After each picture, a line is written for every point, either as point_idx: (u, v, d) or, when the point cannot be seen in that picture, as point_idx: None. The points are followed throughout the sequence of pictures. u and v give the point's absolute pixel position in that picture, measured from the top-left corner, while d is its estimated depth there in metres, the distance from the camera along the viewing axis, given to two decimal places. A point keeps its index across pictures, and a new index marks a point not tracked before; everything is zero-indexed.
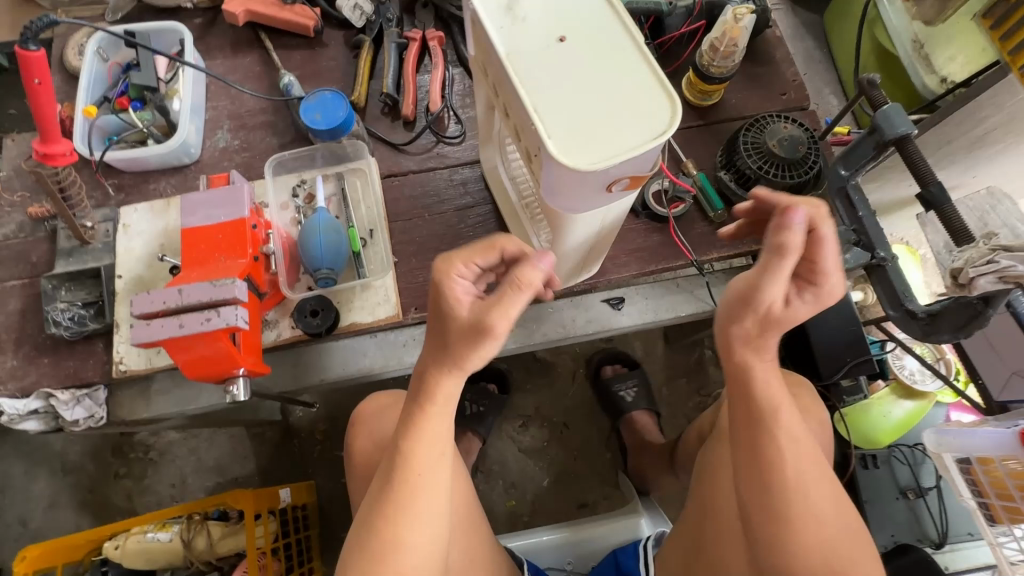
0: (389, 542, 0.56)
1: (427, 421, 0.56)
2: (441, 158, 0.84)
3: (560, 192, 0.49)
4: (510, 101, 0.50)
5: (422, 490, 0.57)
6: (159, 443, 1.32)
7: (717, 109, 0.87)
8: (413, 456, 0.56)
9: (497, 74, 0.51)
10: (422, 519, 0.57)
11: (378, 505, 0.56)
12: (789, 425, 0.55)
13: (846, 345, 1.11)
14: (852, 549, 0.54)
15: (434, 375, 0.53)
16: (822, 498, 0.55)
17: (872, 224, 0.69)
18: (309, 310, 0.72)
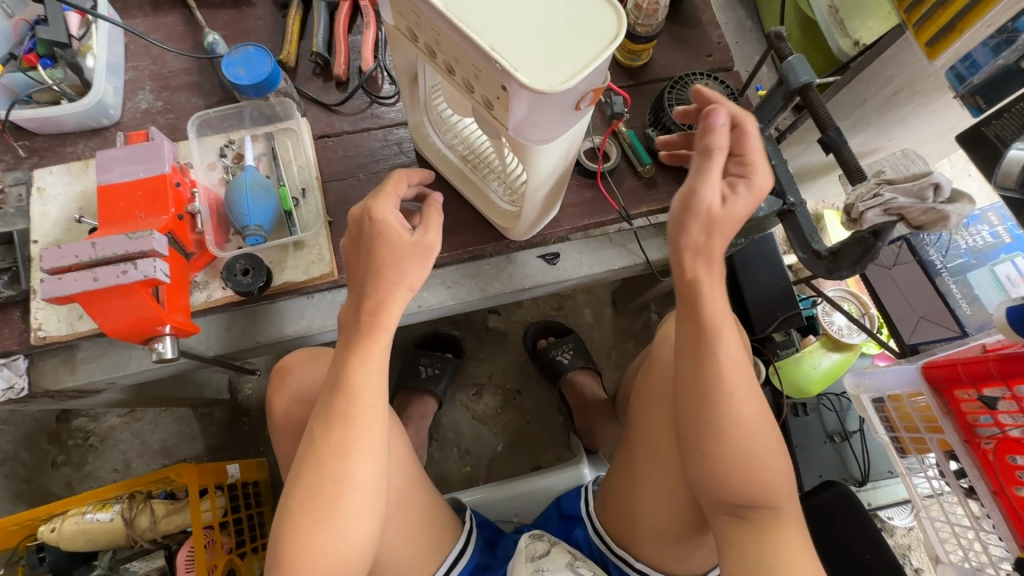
0: (335, 479, 0.56)
1: (371, 347, 0.59)
2: (375, 119, 0.84)
3: (531, 124, 0.51)
4: (452, 52, 0.49)
5: (367, 424, 0.58)
6: (100, 428, 1.27)
7: (647, 69, 0.89)
8: (363, 387, 0.59)
9: (433, 30, 0.49)
10: (372, 454, 0.58)
11: (324, 442, 0.57)
12: (722, 344, 0.60)
13: (776, 301, 1.19)
14: (766, 456, 0.59)
15: (384, 297, 0.59)
16: (742, 412, 0.59)
17: (784, 172, 0.73)
18: (239, 269, 0.71)
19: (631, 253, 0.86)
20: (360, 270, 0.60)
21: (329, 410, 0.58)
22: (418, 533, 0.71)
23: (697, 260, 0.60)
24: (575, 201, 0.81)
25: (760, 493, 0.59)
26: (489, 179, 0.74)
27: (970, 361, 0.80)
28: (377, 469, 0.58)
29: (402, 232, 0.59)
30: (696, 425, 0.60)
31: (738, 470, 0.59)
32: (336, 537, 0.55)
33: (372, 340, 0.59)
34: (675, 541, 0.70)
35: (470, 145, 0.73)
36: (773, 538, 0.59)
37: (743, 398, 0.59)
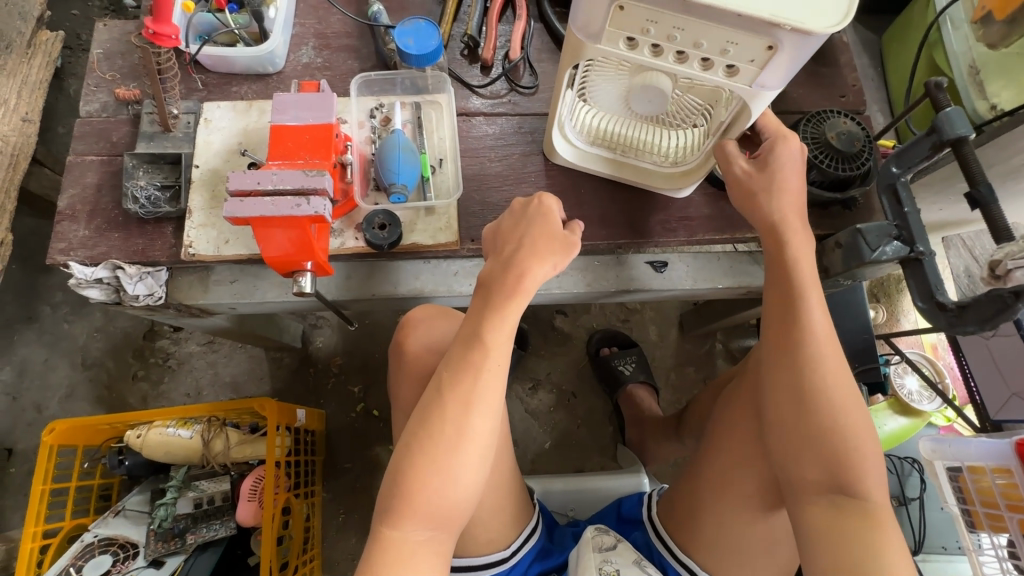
0: (458, 423, 0.61)
1: (510, 307, 0.65)
2: (512, 106, 0.88)
3: (778, 74, 0.58)
4: (702, 35, 0.55)
5: (493, 377, 0.63)
6: (180, 352, 1.35)
7: (778, 100, 0.91)
8: (494, 345, 0.64)
9: (675, 27, 0.55)
10: (489, 410, 0.62)
11: (450, 389, 0.62)
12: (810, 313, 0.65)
13: (856, 351, 1.17)
14: (863, 450, 0.60)
15: (531, 265, 0.66)
16: (839, 396, 0.62)
17: (915, 220, 0.74)
18: (377, 223, 0.75)
19: (736, 274, 0.86)
20: (517, 236, 0.68)
21: (462, 360, 0.63)
22: (499, 498, 0.73)
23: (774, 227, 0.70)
24: (691, 215, 0.84)
25: (841, 485, 0.60)
26: (639, 154, 0.81)
27: None
28: (490, 424, 0.62)
29: (557, 221, 0.69)
30: (781, 403, 0.63)
31: (810, 426, 0.61)
32: (447, 480, 0.60)
33: (513, 302, 0.65)
34: (742, 528, 0.72)
35: (606, 131, 0.80)
36: (862, 531, 0.57)
37: (829, 372, 0.62)
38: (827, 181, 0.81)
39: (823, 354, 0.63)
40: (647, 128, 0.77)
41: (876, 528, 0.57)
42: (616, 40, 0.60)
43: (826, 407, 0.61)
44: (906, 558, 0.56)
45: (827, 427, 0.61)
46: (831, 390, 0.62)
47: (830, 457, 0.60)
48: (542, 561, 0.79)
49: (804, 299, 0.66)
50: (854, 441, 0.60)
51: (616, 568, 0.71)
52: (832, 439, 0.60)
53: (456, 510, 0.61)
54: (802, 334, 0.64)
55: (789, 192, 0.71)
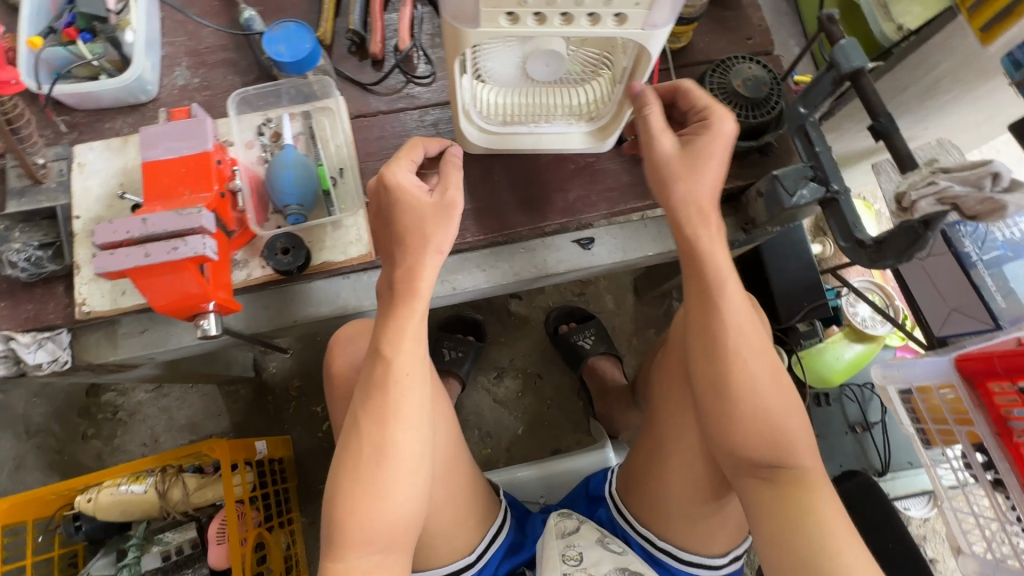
0: (379, 442, 0.60)
1: (409, 315, 0.63)
2: (411, 99, 0.83)
3: (668, 13, 0.55)
4: None
5: (405, 396, 0.61)
6: (128, 403, 1.30)
7: (685, 53, 0.88)
8: (403, 361, 0.62)
9: None
10: (409, 428, 0.61)
11: (364, 412, 0.61)
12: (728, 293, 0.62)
13: (805, 289, 1.18)
14: (786, 420, 0.60)
15: (415, 265, 0.63)
16: (759, 371, 0.61)
17: (828, 158, 0.73)
18: (279, 248, 0.71)
19: (664, 241, 0.85)
20: (388, 237, 0.65)
21: (369, 380, 0.62)
22: (455, 499, 0.72)
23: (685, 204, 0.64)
24: (610, 186, 0.82)
25: (772, 457, 0.60)
26: (549, 114, 0.78)
27: (1008, 354, 0.80)
28: (416, 436, 0.61)
29: (419, 196, 0.63)
30: (706, 388, 0.62)
31: (734, 405, 0.60)
32: (379, 504, 0.59)
33: (411, 309, 0.63)
34: (693, 508, 0.71)
35: (508, 106, 0.76)
36: (802, 498, 0.58)
37: (747, 352, 0.61)
38: (741, 131, 0.80)
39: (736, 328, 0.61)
40: (553, 88, 0.74)
41: (809, 493, 0.58)
42: (496, 18, 0.55)
43: (741, 380, 0.60)
44: (842, 516, 0.57)
45: (748, 399, 0.60)
46: (744, 363, 0.61)
47: (759, 433, 0.60)
48: (511, 557, 0.78)
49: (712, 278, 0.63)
50: (775, 412, 0.60)
51: (581, 551, 0.70)
52: (756, 417, 0.60)
53: (394, 536, 0.59)
54: (710, 311, 0.62)
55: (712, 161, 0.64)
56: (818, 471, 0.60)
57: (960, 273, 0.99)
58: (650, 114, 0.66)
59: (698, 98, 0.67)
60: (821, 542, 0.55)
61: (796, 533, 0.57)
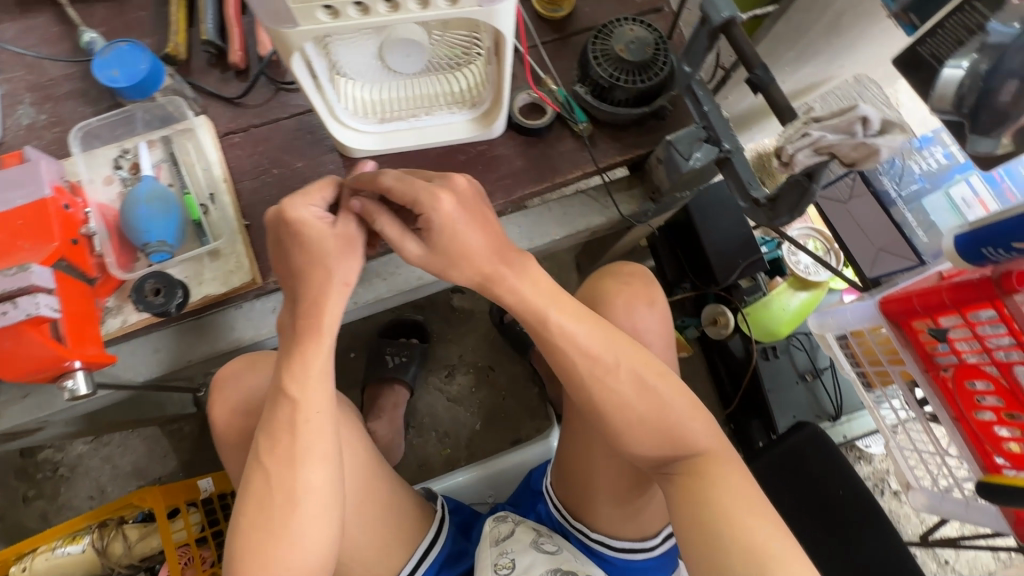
0: (286, 486, 0.56)
1: (310, 348, 0.58)
2: (283, 107, 0.77)
3: None
4: None
5: (314, 430, 0.57)
6: (68, 458, 1.25)
7: (572, 20, 0.83)
8: (308, 395, 0.58)
9: None
10: (319, 463, 0.57)
11: (269, 454, 0.57)
12: (564, 323, 0.60)
13: (739, 246, 1.17)
14: (671, 413, 0.61)
15: (320, 300, 0.57)
16: (624, 384, 0.60)
17: (718, 117, 0.69)
18: (149, 289, 0.66)
19: (571, 223, 0.82)
20: (287, 270, 0.59)
21: (273, 419, 0.58)
22: (379, 525, 0.71)
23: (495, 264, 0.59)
24: (505, 172, 0.78)
25: (667, 447, 0.61)
26: (432, 104, 0.74)
27: (925, 293, 0.78)
28: (330, 476, 0.57)
29: (321, 229, 0.56)
30: (587, 407, 0.62)
31: (615, 417, 0.61)
32: (292, 547, 0.55)
33: (317, 343, 0.58)
34: (617, 503, 0.71)
35: (388, 102, 0.72)
36: (701, 483, 0.60)
37: (614, 365, 0.60)
38: (632, 98, 0.76)
39: (594, 347, 0.60)
40: (429, 78, 0.70)
41: (707, 475, 0.60)
42: (313, 14, 0.50)
43: (620, 390, 0.60)
44: (746, 489, 0.59)
45: (641, 401, 0.61)
46: (618, 374, 0.60)
47: (651, 431, 0.61)
48: (452, 566, 0.77)
49: (551, 317, 0.60)
50: (657, 411, 0.61)
51: (513, 558, 0.69)
52: (642, 417, 0.61)
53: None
54: (562, 343, 0.60)
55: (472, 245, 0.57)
56: (710, 449, 0.62)
57: (881, 212, 1.00)
58: (382, 230, 0.57)
59: (396, 195, 0.56)
60: (727, 519, 0.57)
61: (704, 525, 0.58)
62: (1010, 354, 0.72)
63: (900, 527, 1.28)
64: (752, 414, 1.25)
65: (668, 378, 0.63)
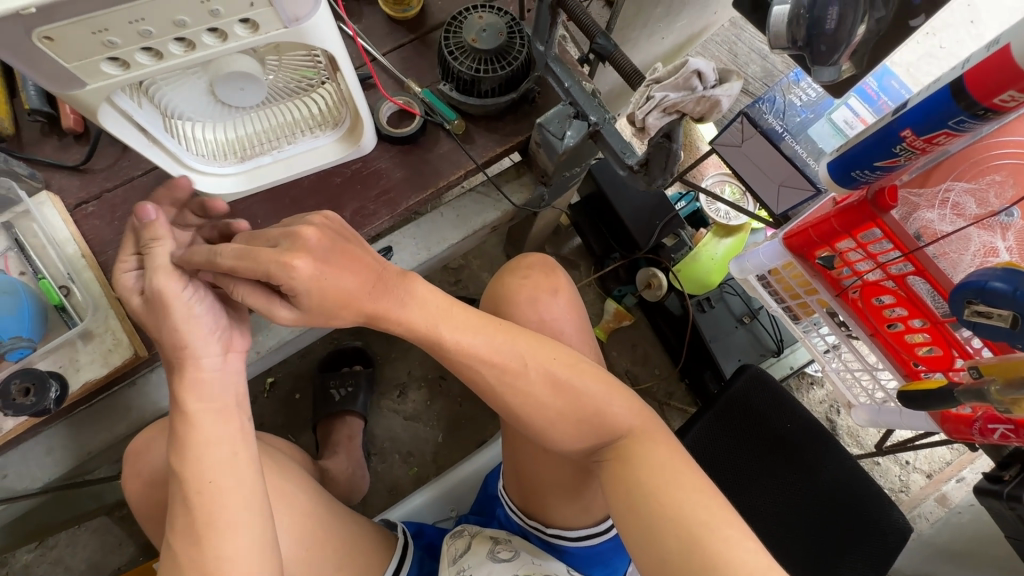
0: (196, 564, 0.55)
1: (192, 423, 0.58)
2: (135, 164, 0.72)
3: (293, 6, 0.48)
4: (165, 13, 0.44)
5: (215, 504, 0.56)
6: (15, 569, 1.17)
7: (425, 17, 0.80)
8: (200, 470, 0.57)
9: (131, 22, 0.43)
10: (228, 534, 0.56)
11: (178, 537, 0.56)
12: (460, 339, 0.59)
13: (652, 211, 1.20)
14: (586, 397, 0.61)
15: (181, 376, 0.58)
16: (537, 379, 0.60)
17: (580, 92, 0.69)
18: (16, 390, 0.61)
19: (465, 223, 0.80)
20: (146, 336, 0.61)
21: (175, 501, 0.57)
22: (335, 572, 0.69)
23: (375, 290, 0.57)
24: (385, 187, 0.75)
25: (592, 429, 0.61)
26: (293, 132, 0.70)
27: (817, 223, 0.80)
28: (240, 542, 0.56)
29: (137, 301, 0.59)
30: (505, 411, 0.62)
31: (534, 417, 0.60)
32: None
33: (188, 416, 0.58)
34: (569, 494, 0.70)
35: (243, 138, 0.68)
36: (630, 457, 0.59)
37: (519, 364, 0.60)
38: (499, 86, 0.74)
39: (495, 355, 0.60)
40: (278, 105, 0.66)
41: (634, 447, 0.60)
42: (100, 68, 0.47)
43: (534, 392, 0.60)
44: (673, 453, 0.59)
45: (557, 398, 0.60)
46: (528, 375, 0.60)
47: (570, 418, 0.61)
48: None
49: (444, 336, 0.59)
50: (572, 397, 0.61)
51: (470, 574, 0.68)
52: (560, 407, 0.61)
53: None
54: (465, 355, 0.59)
55: (335, 294, 0.53)
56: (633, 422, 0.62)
57: (773, 149, 0.97)
58: (244, 301, 0.54)
59: (245, 272, 0.51)
60: (655, 490, 0.56)
61: (637, 506, 0.57)
62: (902, 266, 0.75)
63: (859, 439, 1.34)
64: (702, 366, 1.27)
65: (579, 363, 0.63)
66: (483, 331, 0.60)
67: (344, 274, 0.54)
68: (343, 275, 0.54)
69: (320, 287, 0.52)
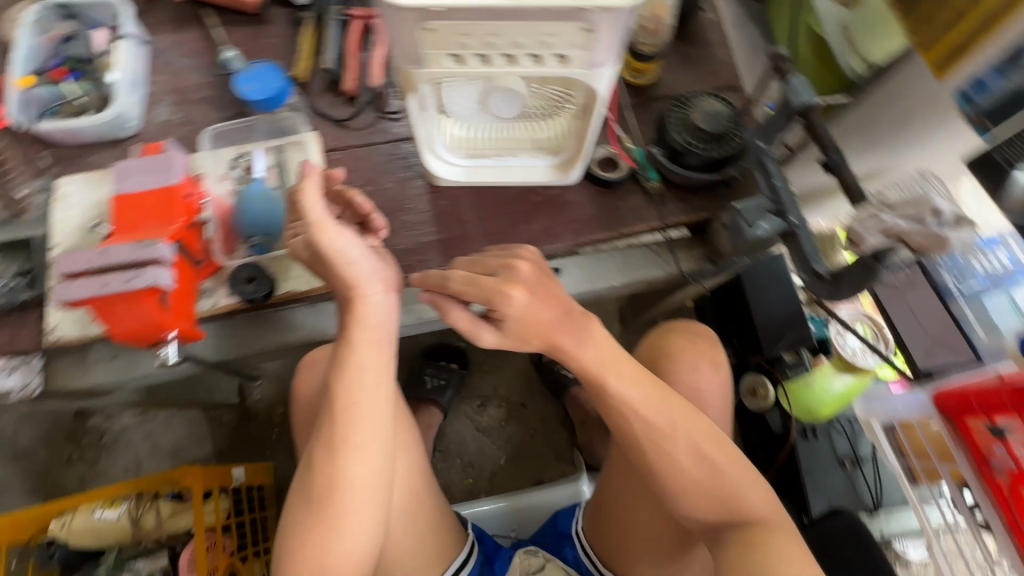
0: (326, 470, 0.62)
1: (353, 348, 0.66)
2: (383, 133, 0.86)
3: (603, 58, 0.57)
4: (514, 37, 0.53)
5: (355, 425, 0.63)
6: (114, 427, 1.31)
7: (654, 88, 0.90)
8: (351, 391, 0.64)
9: (488, 34, 0.53)
10: (357, 454, 0.62)
11: (318, 442, 0.63)
12: (622, 386, 0.64)
13: (784, 321, 1.19)
14: (722, 473, 0.63)
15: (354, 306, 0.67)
16: (681, 444, 0.63)
17: (786, 191, 0.73)
18: (243, 277, 0.73)
19: (631, 270, 0.86)
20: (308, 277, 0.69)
21: (324, 411, 0.65)
22: (424, 530, 0.73)
23: (560, 321, 0.64)
24: (576, 217, 0.83)
25: (721, 504, 0.62)
26: (518, 146, 0.80)
27: (982, 390, 0.79)
28: (365, 466, 0.62)
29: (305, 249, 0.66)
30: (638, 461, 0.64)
31: (668, 477, 0.63)
32: (335, 533, 0.61)
33: (352, 340, 0.66)
34: (660, 557, 0.72)
35: (479, 139, 0.79)
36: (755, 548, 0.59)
37: (667, 424, 0.63)
38: (705, 164, 0.80)
39: (650, 409, 0.63)
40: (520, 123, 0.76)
41: (760, 539, 0.60)
42: (440, 60, 0.56)
43: (676, 455, 0.62)
44: (801, 556, 0.59)
45: (696, 465, 0.62)
46: (675, 438, 0.63)
47: (702, 488, 0.62)
48: None
49: (608, 377, 0.64)
50: (707, 469, 0.62)
51: None
52: (693, 474, 0.62)
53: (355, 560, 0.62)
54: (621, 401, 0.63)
55: (534, 324, 0.63)
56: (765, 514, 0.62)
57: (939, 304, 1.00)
58: (458, 324, 0.65)
59: (469, 296, 0.63)
60: None
61: None
62: None
63: None
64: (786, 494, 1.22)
65: (722, 440, 0.64)
66: (644, 384, 0.64)
67: (545, 306, 0.64)
68: (544, 305, 0.63)
69: (527, 313, 0.63)
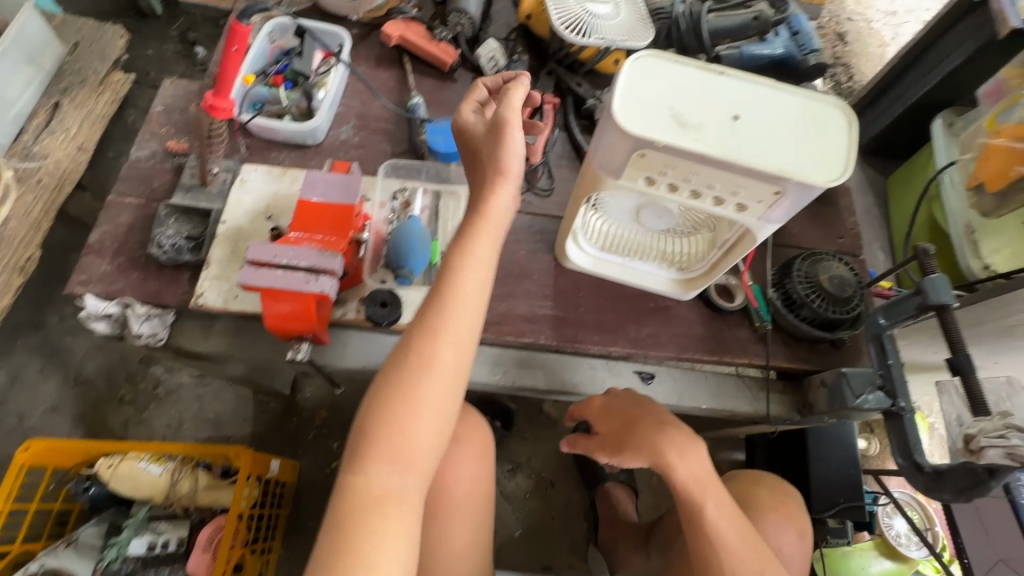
0: (396, 399, 0.59)
1: (449, 280, 0.63)
2: (526, 205, 0.93)
3: (776, 216, 0.62)
4: (708, 180, 0.59)
5: (434, 361, 0.60)
6: (171, 382, 1.37)
7: (780, 234, 0.96)
8: (439, 323, 0.61)
9: (689, 171, 0.59)
10: (430, 389, 0.59)
11: (390, 369, 0.60)
12: (715, 514, 0.70)
13: (842, 487, 1.16)
14: None
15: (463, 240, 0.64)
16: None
17: (899, 372, 0.74)
18: (379, 300, 0.78)
19: (721, 397, 0.88)
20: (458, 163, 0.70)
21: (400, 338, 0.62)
22: None
23: (660, 434, 0.75)
24: (683, 333, 0.87)
25: None
26: (645, 254, 0.85)
27: None
28: (431, 401, 0.59)
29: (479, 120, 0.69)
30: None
31: None
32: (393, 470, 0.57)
33: (452, 267, 0.63)
34: None
35: (614, 237, 0.85)
36: None
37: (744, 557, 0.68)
38: (818, 320, 0.84)
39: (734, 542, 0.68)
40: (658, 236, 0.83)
41: None
42: (636, 178, 0.63)
43: None
44: None
45: None
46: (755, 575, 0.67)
47: None
48: None
49: (702, 501, 0.71)
50: None
51: None
52: None
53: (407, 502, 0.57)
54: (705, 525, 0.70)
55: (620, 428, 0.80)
56: None
57: None
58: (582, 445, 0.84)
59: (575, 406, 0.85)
60: None
61: None
62: None
63: None
64: None
65: None
66: (732, 517, 0.70)
67: (630, 415, 0.79)
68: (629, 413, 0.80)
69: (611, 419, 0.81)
